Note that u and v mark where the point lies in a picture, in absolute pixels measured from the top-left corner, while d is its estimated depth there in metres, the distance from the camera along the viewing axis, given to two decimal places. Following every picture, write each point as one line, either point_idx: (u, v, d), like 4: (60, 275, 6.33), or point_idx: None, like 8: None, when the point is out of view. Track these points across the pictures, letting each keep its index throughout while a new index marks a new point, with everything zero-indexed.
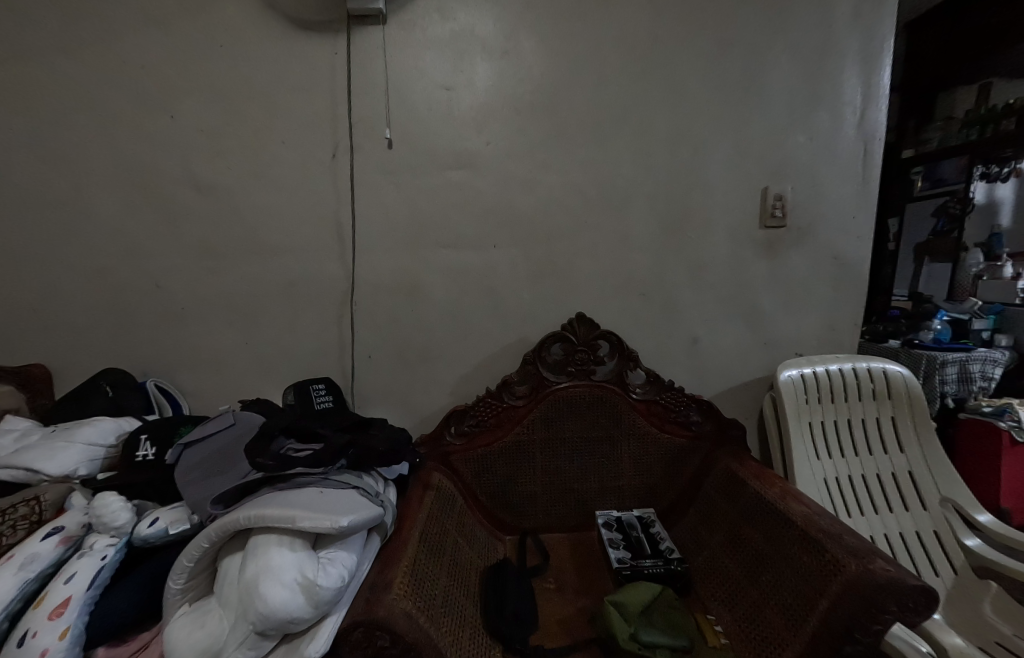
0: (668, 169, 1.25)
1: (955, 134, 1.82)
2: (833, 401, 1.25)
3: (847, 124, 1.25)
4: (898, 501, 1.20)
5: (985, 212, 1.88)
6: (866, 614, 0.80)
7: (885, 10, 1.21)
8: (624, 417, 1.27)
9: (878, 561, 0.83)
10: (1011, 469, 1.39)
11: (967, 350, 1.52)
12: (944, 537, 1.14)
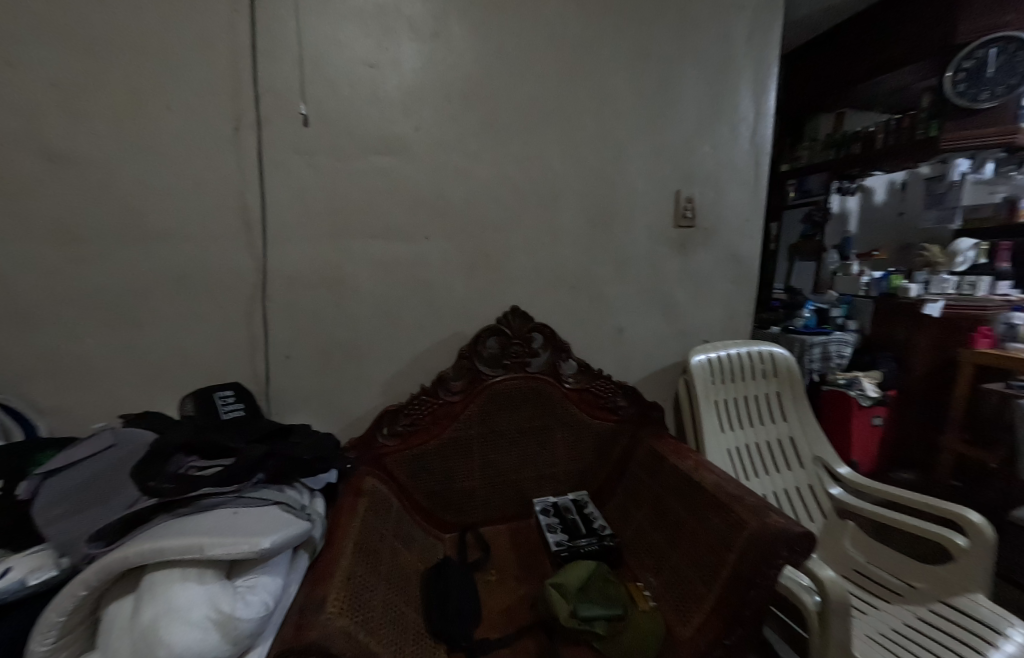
0: (592, 167, 1.31)
1: (819, 153, 2.34)
2: (734, 381, 1.43)
3: (743, 137, 1.42)
4: (783, 462, 1.41)
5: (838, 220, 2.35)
6: (764, 556, 0.92)
7: (771, 44, 1.40)
8: (559, 407, 1.31)
9: (773, 517, 0.96)
10: (858, 428, 1.72)
11: (827, 333, 1.83)
12: (816, 489, 1.38)
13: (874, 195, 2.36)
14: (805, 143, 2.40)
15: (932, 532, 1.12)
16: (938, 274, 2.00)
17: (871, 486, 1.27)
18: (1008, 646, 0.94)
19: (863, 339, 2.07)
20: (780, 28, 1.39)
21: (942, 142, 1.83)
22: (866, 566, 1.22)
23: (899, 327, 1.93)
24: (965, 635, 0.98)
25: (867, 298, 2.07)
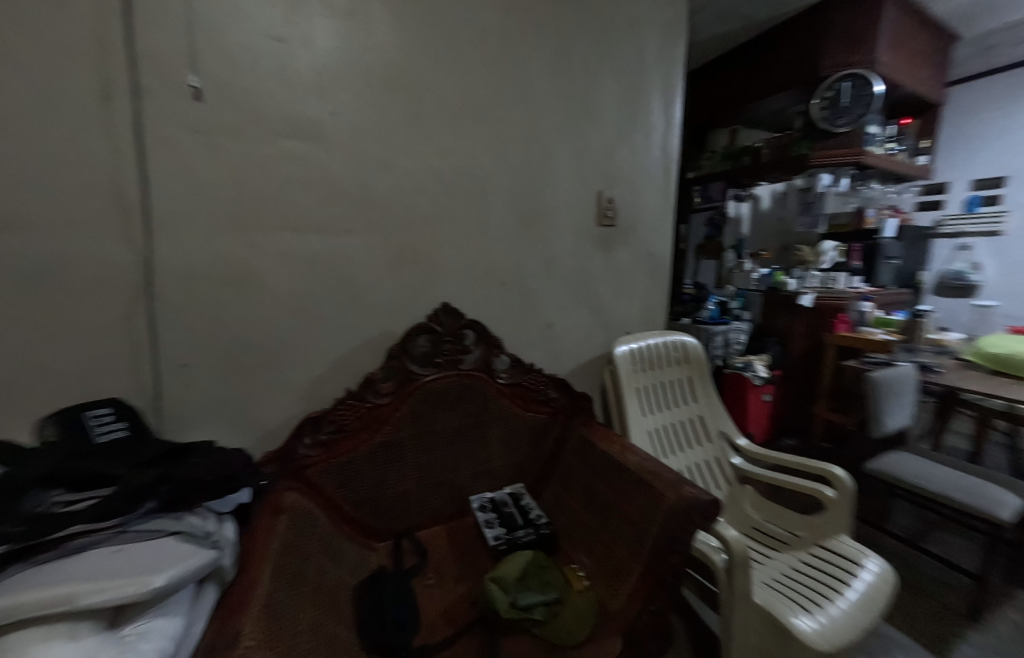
0: (519, 164, 1.33)
1: (716, 163, 2.80)
2: (653, 369, 1.53)
3: (654, 144, 1.54)
4: (695, 439, 1.56)
5: (733, 224, 2.89)
6: (682, 525, 1.01)
7: (675, 63, 1.54)
8: (494, 402, 1.31)
9: (687, 487, 1.05)
10: (754, 404, 2.01)
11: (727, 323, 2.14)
12: (721, 461, 1.55)
13: (761, 202, 2.92)
14: (707, 154, 2.86)
15: (810, 488, 1.31)
16: (810, 270, 2.48)
17: (764, 454, 1.45)
18: (867, 575, 1.13)
19: (756, 327, 2.49)
20: (683, 49, 1.54)
21: (807, 160, 2.28)
22: (763, 524, 1.41)
23: (781, 315, 2.37)
24: (837, 571, 1.17)
25: (757, 292, 2.52)
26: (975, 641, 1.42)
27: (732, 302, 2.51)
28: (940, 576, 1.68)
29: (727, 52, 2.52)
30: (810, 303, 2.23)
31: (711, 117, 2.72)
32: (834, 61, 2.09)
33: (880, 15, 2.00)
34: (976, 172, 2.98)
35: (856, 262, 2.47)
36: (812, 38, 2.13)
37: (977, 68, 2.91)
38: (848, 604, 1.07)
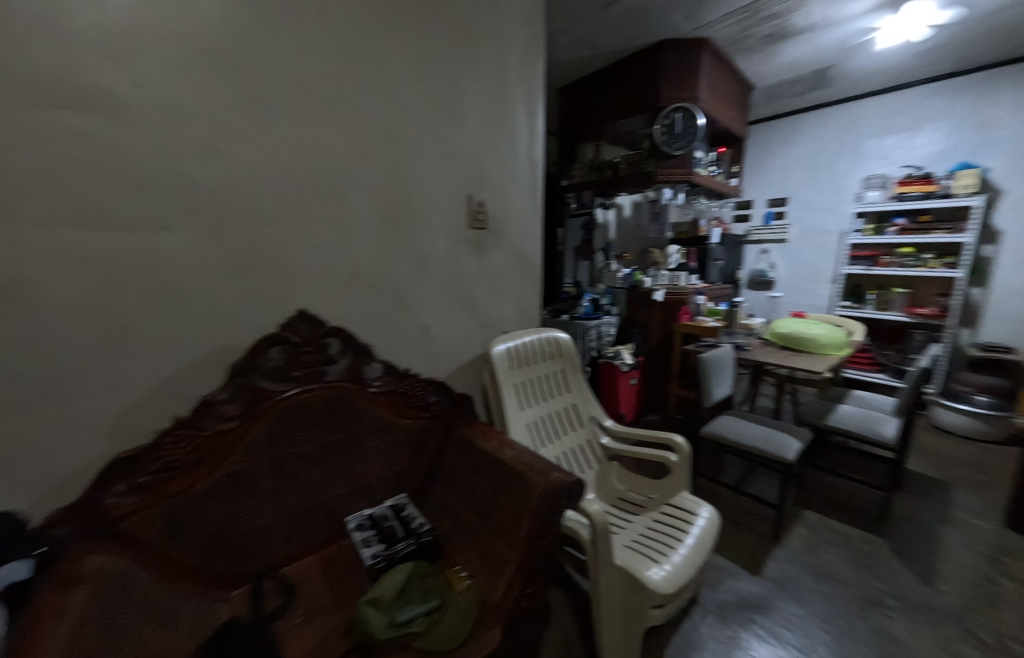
0: (382, 160, 1.23)
1: (586, 172, 2.99)
2: (529, 363, 1.56)
3: (521, 150, 1.56)
4: (569, 425, 1.63)
5: (602, 229, 3.20)
6: (552, 508, 1.02)
7: (537, 73, 1.58)
8: (367, 413, 1.20)
9: (555, 473, 1.07)
10: (622, 387, 2.50)
11: (599, 319, 2.61)
12: (592, 442, 1.65)
13: (624, 210, 3.26)
14: (578, 166, 3.05)
15: (658, 455, 1.46)
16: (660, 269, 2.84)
17: (626, 431, 1.58)
18: (702, 521, 1.31)
19: (622, 320, 2.84)
20: (543, 59, 1.59)
21: (658, 177, 2.57)
22: (626, 493, 1.54)
23: (639, 310, 2.76)
24: (680, 523, 1.33)
25: (622, 289, 2.84)
26: (779, 556, 1.74)
27: (603, 298, 2.82)
28: (750, 508, 2.03)
29: (590, 74, 2.75)
30: (661, 299, 2.62)
31: (579, 130, 2.95)
32: (669, 94, 2.46)
33: (700, 62, 2.40)
34: (771, 192, 3.75)
35: (692, 263, 2.90)
36: (655, 79, 2.47)
37: (767, 112, 3.60)
38: (689, 548, 1.23)
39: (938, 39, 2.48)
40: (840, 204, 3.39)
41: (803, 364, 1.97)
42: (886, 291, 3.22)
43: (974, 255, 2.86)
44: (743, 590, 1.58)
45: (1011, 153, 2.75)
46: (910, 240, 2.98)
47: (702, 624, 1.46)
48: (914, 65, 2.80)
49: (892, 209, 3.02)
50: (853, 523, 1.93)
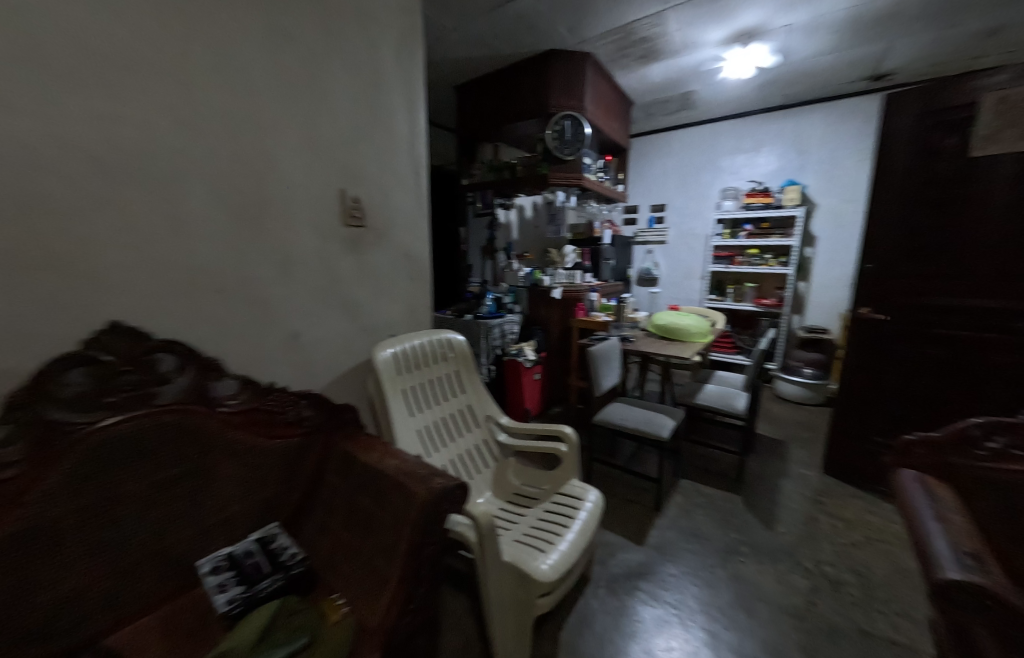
0: (223, 146, 1.06)
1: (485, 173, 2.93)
2: (419, 367, 1.46)
3: (401, 144, 1.44)
4: (465, 427, 1.56)
5: (505, 228, 3.38)
6: (432, 515, 0.90)
7: (415, 62, 1.47)
8: (220, 439, 1.00)
9: (436, 479, 0.95)
10: (527, 384, 2.54)
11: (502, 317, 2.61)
12: (489, 441, 1.60)
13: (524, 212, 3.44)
14: (478, 164, 2.99)
15: (549, 446, 1.47)
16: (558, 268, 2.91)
17: (522, 426, 1.56)
18: (589, 505, 1.34)
19: (524, 318, 2.87)
20: (422, 51, 1.49)
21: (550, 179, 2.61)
22: (522, 487, 1.52)
23: (539, 307, 2.79)
24: (567, 509, 1.34)
25: (523, 288, 2.86)
26: (661, 524, 1.86)
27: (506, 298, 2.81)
28: (637, 483, 2.15)
29: (484, 76, 2.70)
30: (559, 295, 2.64)
31: (474, 130, 2.87)
32: (557, 101, 2.51)
33: (585, 75, 2.50)
34: (651, 198, 4.07)
35: (587, 261, 3.06)
36: (544, 84, 2.49)
37: (646, 127, 3.89)
38: (577, 532, 1.24)
39: (770, 76, 2.87)
40: (705, 210, 3.79)
41: (675, 352, 2.15)
42: (741, 285, 3.70)
43: (800, 256, 3.37)
44: (630, 561, 1.65)
45: (822, 173, 3.28)
46: (756, 244, 3.44)
47: (594, 599, 1.49)
48: (755, 98, 3.23)
49: (742, 216, 3.45)
50: (719, 486, 2.15)
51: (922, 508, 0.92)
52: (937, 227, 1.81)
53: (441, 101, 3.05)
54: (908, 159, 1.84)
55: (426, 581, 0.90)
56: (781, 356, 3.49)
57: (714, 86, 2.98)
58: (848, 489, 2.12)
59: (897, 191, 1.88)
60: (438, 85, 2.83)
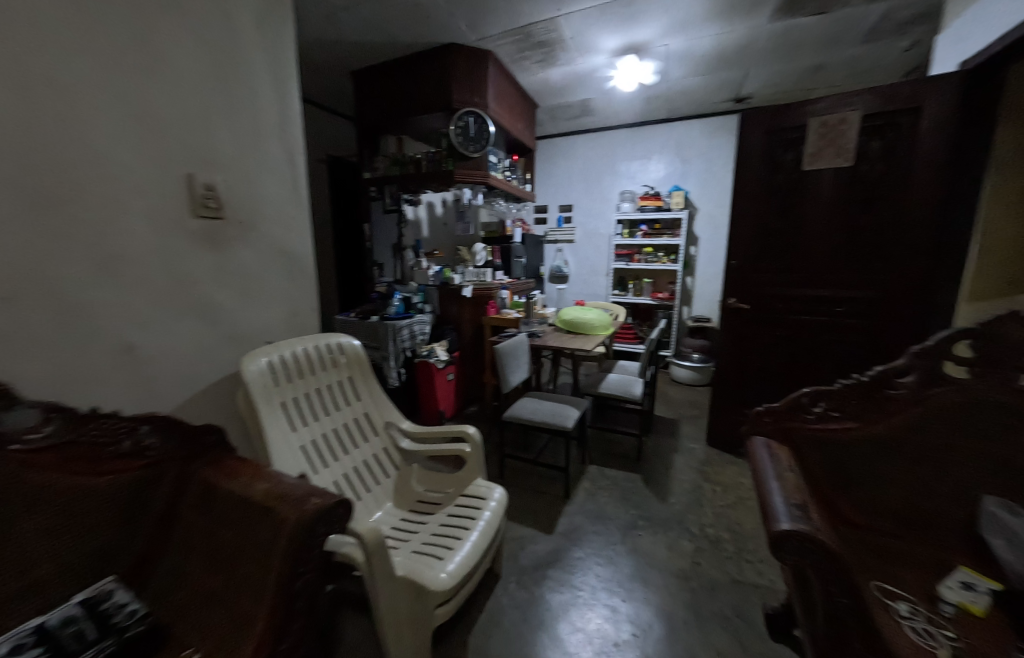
0: (11, 120, 0.89)
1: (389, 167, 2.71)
2: (302, 377, 1.32)
3: (268, 126, 1.31)
4: (360, 437, 1.45)
5: (415, 226, 3.10)
6: (306, 544, 0.81)
7: (281, 35, 1.33)
8: (15, 486, 0.81)
9: (312, 500, 0.85)
10: (440, 384, 2.48)
11: (411, 317, 2.45)
12: (389, 450, 1.50)
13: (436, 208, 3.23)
14: (381, 157, 2.77)
15: (453, 449, 1.42)
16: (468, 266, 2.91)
17: (424, 431, 1.49)
18: (493, 503, 1.32)
19: (436, 317, 2.80)
20: (293, 28, 1.37)
21: (455, 176, 2.54)
22: (426, 493, 1.45)
23: (450, 305, 2.73)
24: (470, 510, 1.31)
25: (433, 287, 2.77)
26: (569, 511, 1.91)
27: (416, 298, 2.64)
28: (546, 474, 2.18)
29: (385, 62, 2.53)
30: (469, 295, 2.64)
31: (373, 120, 2.68)
32: (461, 97, 2.44)
33: (487, 70, 2.46)
34: (558, 198, 4.19)
35: (498, 260, 3.10)
36: (446, 77, 2.41)
37: (551, 130, 4.00)
38: (479, 533, 1.22)
39: (653, 91, 3.09)
40: (607, 211, 4.00)
41: (578, 345, 2.23)
42: (639, 280, 3.96)
43: (685, 255, 3.69)
44: (539, 552, 1.66)
45: (702, 180, 3.63)
46: (650, 242, 3.70)
47: (504, 595, 1.48)
48: (646, 110, 3.47)
49: (637, 217, 3.69)
50: (622, 467, 2.27)
51: (766, 469, 1.04)
52: (791, 230, 2.07)
53: (334, 86, 2.82)
54: (763, 171, 2.08)
55: (306, 620, 0.80)
56: (674, 344, 3.79)
57: (608, 95, 3.14)
58: (730, 458, 2.35)
59: (761, 198, 2.11)
60: (330, 69, 2.61)
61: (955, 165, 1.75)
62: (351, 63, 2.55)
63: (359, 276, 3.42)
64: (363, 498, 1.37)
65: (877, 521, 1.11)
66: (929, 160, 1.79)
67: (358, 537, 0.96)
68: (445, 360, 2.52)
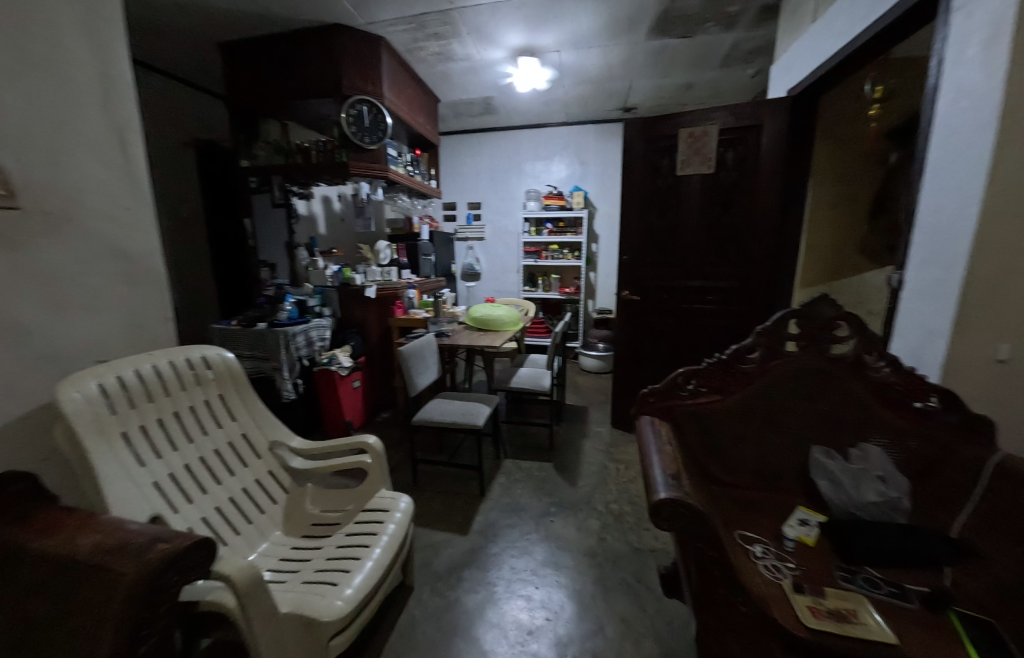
0: None
1: (273, 156, 2.54)
2: (153, 400, 1.20)
3: (86, 106, 1.16)
4: (237, 462, 1.35)
5: (309, 220, 3.00)
6: (146, 607, 0.73)
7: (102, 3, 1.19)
8: None
9: (157, 546, 0.79)
10: (344, 392, 2.37)
11: (307, 322, 2.28)
12: (275, 471, 1.42)
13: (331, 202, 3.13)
14: (261, 144, 2.57)
15: (351, 463, 1.38)
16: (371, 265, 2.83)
17: (316, 448, 1.43)
18: (398, 514, 1.31)
19: (336, 321, 2.66)
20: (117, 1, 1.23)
21: (350, 168, 2.42)
22: (322, 514, 1.38)
23: (354, 307, 2.64)
24: (371, 524, 1.29)
25: (332, 289, 2.64)
26: (484, 508, 1.94)
27: (312, 300, 2.49)
28: (460, 473, 2.20)
29: (255, 38, 2.35)
30: (373, 295, 2.56)
31: (251, 102, 2.46)
32: (351, 84, 2.34)
33: (380, 59, 2.39)
34: (465, 195, 4.19)
35: (403, 258, 3.08)
36: (331, 61, 2.30)
37: (456, 126, 4.00)
38: (382, 548, 1.20)
39: (556, 94, 3.23)
40: (513, 209, 4.10)
41: (485, 342, 2.27)
42: (548, 276, 4.10)
43: (587, 252, 3.91)
44: (453, 556, 1.67)
45: (600, 182, 3.89)
46: (556, 240, 3.86)
47: (417, 607, 1.46)
48: (546, 113, 3.62)
49: (543, 215, 3.83)
50: (535, 458, 2.36)
51: (651, 444, 1.14)
52: (670, 231, 2.32)
53: (201, 61, 2.55)
54: (644, 175, 2.30)
55: None
56: (581, 335, 4.02)
57: (509, 94, 3.22)
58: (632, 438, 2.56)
59: (645, 200, 2.34)
60: (194, 41, 2.35)
61: (791, 177, 2.07)
62: (220, 37, 2.33)
63: (240, 283, 3.02)
64: (244, 531, 1.27)
65: (737, 478, 1.30)
66: (769, 171, 2.09)
67: (227, 582, 0.90)
68: (349, 367, 2.42)
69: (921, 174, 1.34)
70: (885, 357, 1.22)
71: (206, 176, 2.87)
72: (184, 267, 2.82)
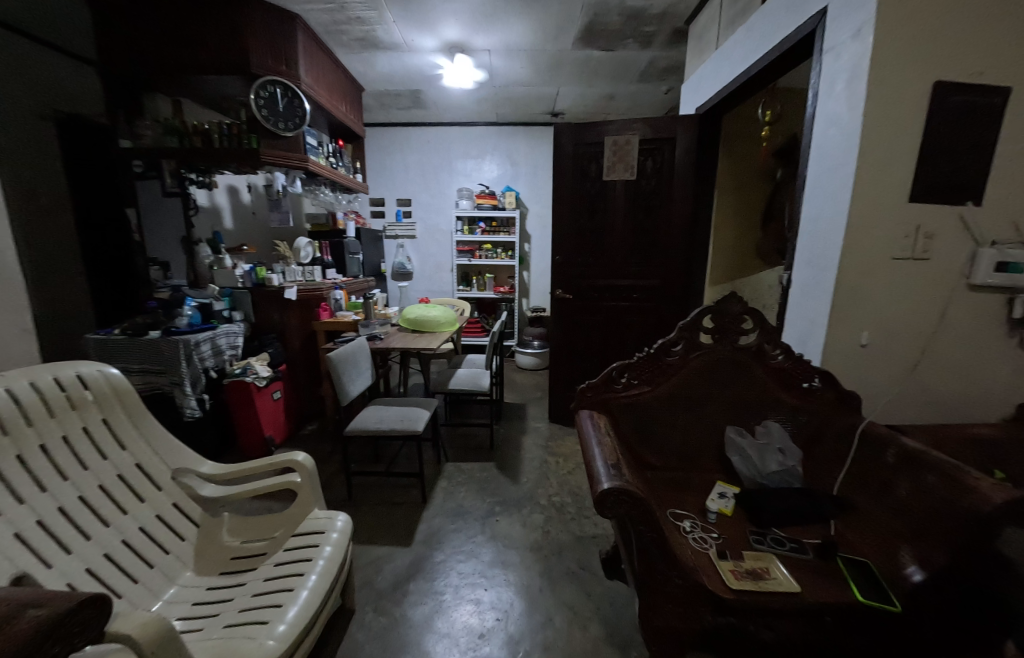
0: None
1: (165, 136, 2.37)
2: (8, 435, 1.09)
3: None
4: (132, 497, 1.25)
5: (211, 213, 2.78)
6: None
7: None
8: None
9: (27, 612, 0.69)
10: (261, 405, 2.29)
11: (213, 328, 2.19)
12: (181, 502, 1.32)
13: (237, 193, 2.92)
14: (146, 120, 2.37)
15: (279, 484, 1.33)
16: (290, 264, 2.76)
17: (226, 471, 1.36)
18: (335, 535, 1.29)
19: (251, 325, 2.61)
20: None
21: (261, 156, 2.34)
22: (244, 546, 1.31)
23: (272, 311, 2.59)
24: (307, 549, 1.25)
25: (244, 289, 2.59)
26: (428, 515, 1.98)
27: (219, 304, 2.43)
28: (401, 481, 2.23)
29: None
30: (294, 295, 2.55)
31: (135, 72, 2.27)
32: (259, 61, 2.25)
33: (291, 37, 2.33)
34: (396, 191, 4.12)
35: (328, 257, 3.01)
36: (234, 39, 2.19)
37: (382, 119, 3.94)
38: (318, 576, 1.16)
39: (483, 93, 3.30)
40: (445, 207, 4.13)
41: (424, 344, 2.30)
42: (482, 276, 4.17)
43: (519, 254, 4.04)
44: (397, 571, 1.68)
45: (530, 183, 4.05)
46: (488, 239, 3.94)
47: (359, 630, 1.45)
48: (476, 111, 3.70)
49: (476, 214, 3.90)
50: (477, 459, 2.43)
51: (590, 435, 1.25)
52: (600, 232, 2.48)
53: None
54: (574, 176, 2.43)
55: None
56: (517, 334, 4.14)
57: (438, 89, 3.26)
58: (567, 430, 2.71)
59: (574, 200, 2.46)
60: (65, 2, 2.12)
61: (699, 188, 2.30)
62: None
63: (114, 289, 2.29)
64: (144, 578, 1.16)
65: (664, 460, 1.46)
66: (684, 180, 2.30)
67: (129, 644, 0.76)
68: (266, 378, 2.33)
69: (802, 188, 1.57)
70: (780, 346, 1.42)
71: (68, 144, 2.12)
72: (48, 265, 2.01)
